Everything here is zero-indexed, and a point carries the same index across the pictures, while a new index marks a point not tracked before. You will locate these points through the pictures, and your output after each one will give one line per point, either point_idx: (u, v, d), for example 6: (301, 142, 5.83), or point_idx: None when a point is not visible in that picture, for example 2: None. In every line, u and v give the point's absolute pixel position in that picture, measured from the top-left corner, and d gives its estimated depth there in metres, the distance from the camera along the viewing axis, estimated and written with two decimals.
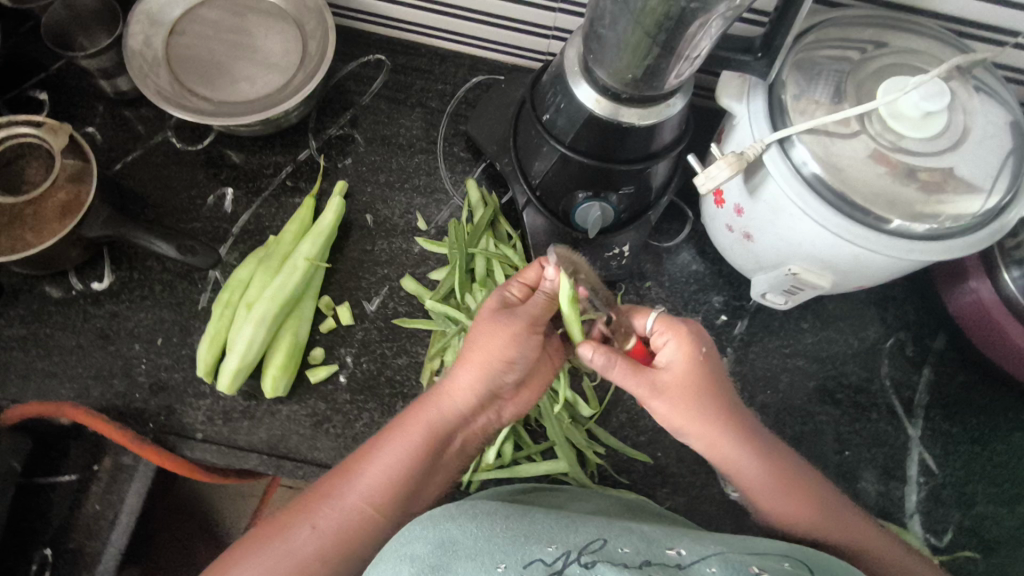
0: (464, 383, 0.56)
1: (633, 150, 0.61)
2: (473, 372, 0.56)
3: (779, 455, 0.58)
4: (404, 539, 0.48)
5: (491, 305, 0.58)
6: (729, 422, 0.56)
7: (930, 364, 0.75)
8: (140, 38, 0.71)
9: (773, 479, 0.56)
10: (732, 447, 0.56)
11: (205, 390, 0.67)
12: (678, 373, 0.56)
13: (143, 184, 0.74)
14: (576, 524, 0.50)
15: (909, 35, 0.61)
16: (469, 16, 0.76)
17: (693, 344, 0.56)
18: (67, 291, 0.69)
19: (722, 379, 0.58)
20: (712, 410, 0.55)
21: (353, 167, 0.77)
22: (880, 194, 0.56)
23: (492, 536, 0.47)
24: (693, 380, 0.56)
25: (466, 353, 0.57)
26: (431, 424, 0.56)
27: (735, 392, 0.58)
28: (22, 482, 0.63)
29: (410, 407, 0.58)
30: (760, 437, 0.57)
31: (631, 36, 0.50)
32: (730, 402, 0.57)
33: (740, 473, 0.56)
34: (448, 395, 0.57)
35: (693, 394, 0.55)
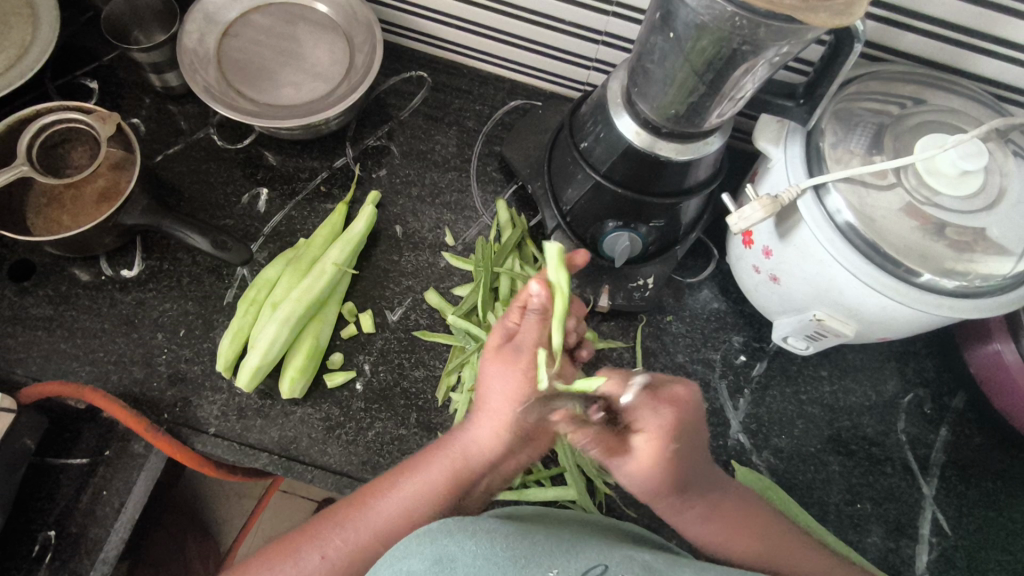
0: (487, 427, 0.52)
1: (669, 185, 0.61)
2: (494, 415, 0.52)
3: (737, 510, 0.56)
4: (400, 552, 0.48)
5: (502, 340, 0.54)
6: (678, 497, 0.53)
7: (948, 424, 0.74)
8: (195, 36, 0.73)
9: (726, 535, 0.55)
10: (679, 511, 0.55)
11: (222, 385, 0.67)
12: (641, 465, 0.50)
13: (180, 178, 0.76)
14: (576, 548, 0.50)
15: (947, 94, 0.61)
16: (514, 41, 0.78)
17: (661, 431, 0.49)
18: (96, 276, 0.70)
19: (689, 459, 0.52)
20: (660, 492, 0.52)
21: (387, 178, 0.78)
22: (912, 248, 0.56)
23: (492, 555, 0.47)
24: (649, 470, 0.50)
25: (491, 395, 0.53)
26: (450, 467, 0.53)
27: (699, 462, 0.53)
28: (33, 461, 0.64)
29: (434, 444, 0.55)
30: (713, 495, 0.55)
31: (678, 72, 0.51)
32: (687, 478, 0.52)
33: (689, 530, 0.56)
34: (471, 437, 0.53)
35: (649, 481, 0.51)
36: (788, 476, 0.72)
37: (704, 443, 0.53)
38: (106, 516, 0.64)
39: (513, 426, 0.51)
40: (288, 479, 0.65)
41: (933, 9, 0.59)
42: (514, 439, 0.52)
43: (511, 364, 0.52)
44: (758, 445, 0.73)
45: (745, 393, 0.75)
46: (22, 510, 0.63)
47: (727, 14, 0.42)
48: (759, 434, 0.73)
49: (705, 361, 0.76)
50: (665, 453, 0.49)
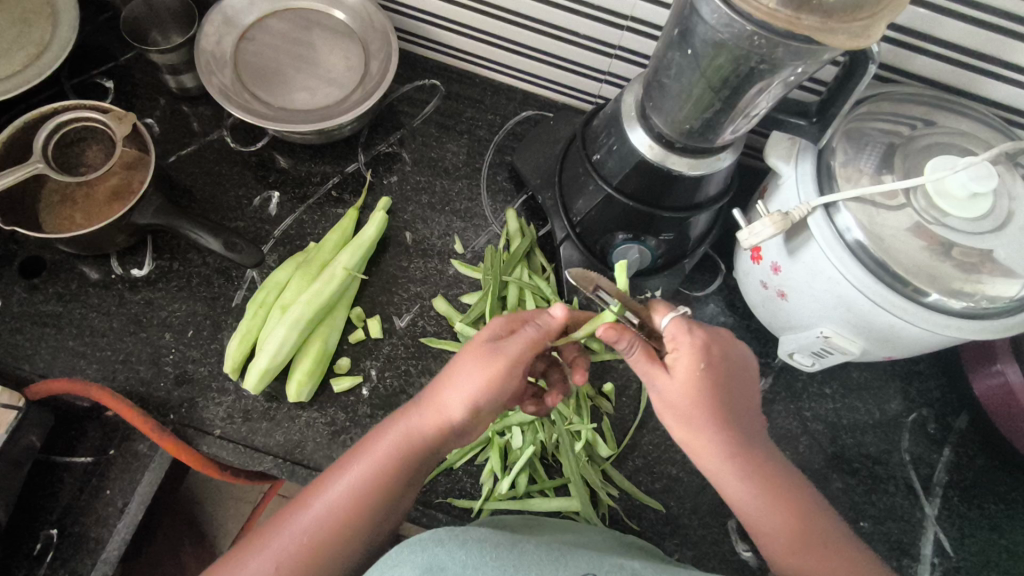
0: (434, 407, 0.54)
1: (679, 199, 0.62)
2: (444, 396, 0.54)
3: (780, 478, 0.56)
4: (392, 560, 0.49)
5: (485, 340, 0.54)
6: (719, 436, 0.54)
7: (951, 444, 0.74)
8: (213, 39, 0.74)
9: (760, 496, 0.54)
10: (717, 461, 0.54)
11: (228, 387, 0.67)
12: (679, 387, 0.53)
13: (193, 178, 0.76)
14: (567, 555, 0.50)
15: (958, 117, 0.62)
16: (528, 52, 0.79)
17: (694, 360, 0.52)
18: (106, 274, 0.70)
19: (727, 395, 0.54)
20: (703, 426, 0.53)
21: (398, 185, 0.79)
22: (920, 267, 0.57)
23: (481, 564, 0.48)
24: (690, 399, 0.53)
25: (446, 381, 0.54)
26: (395, 446, 0.54)
27: (740, 399, 0.55)
28: (38, 457, 0.64)
29: (383, 425, 0.57)
30: (756, 454, 0.55)
31: (695, 87, 0.51)
32: (728, 412, 0.54)
33: (726, 485, 0.55)
34: (415, 418, 0.55)
35: (687, 404, 0.53)
36: None
37: (744, 384, 0.56)
38: (109, 514, 0.64)
39: (462, 411, 0.53)
40: (292, 483, 0.65)
41: (945, 32, 0.59)
42: (458, 421, 0.54)
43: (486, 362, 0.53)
44: None
45: None
46: (26, 507, 0.63)
47: (746, 32, 0.43)
48: None
49: None
50: (701, 380, 0.52)
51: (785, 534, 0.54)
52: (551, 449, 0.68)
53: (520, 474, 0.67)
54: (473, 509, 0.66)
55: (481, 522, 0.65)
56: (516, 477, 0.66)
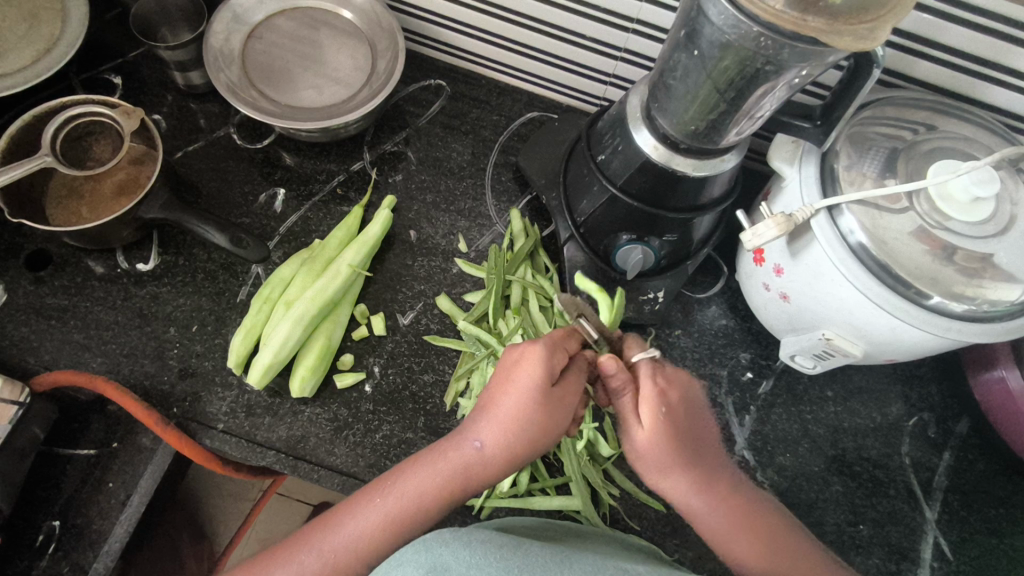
0: (494, 446, 0.54)
1: (683, 200, 0.62)
2: (502, 434, 0.54)
3: (748, 504, 0.56)
4: (396, 561, 0.48)
5: (538, 378, 0.54)
6: (686, 463, 0.55)
7: (951, 448, 0.75)
8: (221, 36, 0.74)
9: (731, 524, 0.54)
10: (686, 488, 0.55)
11: (232, 381, 0.67)
12: (644, 419, 0.55)
13: (199, 175, 0.76)
14: (569, 558, 0.50)
15: (961, 122, 0.62)
16: (534, 54, 0.79)
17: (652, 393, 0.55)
18: (111, 268, 0.70)
19: (684, 429, 0.57)
20: (670, 455, 0.55)
21: (403, 184, 0.79)
22: (922, 270, 0.57)
23: (485, 565, 0.47)
24: (654, 430, 0.55)
25: (503, 418, 0.54)
26: (448, 483, 0.54)
27: (697, 437, 0.58)
28: (41, 449, 0.64)
29: (426, 454, 0.55)
30: (719, 480, 0.57)
31: (700, 89, 0.52)
32: (687, 440, 0.56)
33: (696, 516, 0.55)
34: (471, 455, 0.54)
35: (653, 435, 0.55)
36: (791, 495, 0.72)
37: (698, 427, 0.59)
38: (111, 507, 0.64)
39: (519, 452, 0.54)
40: (294, 478, 0.65)
41: (948, 38, 0.60)
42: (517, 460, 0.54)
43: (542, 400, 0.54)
44: (762, 462, 0.73)
45: (751, 410, 0.75)
46: (28, 499, 0.63)
47: (752, 33, 0.43)
48: (764, 451, 0.73)
49: (712, 376, 0.76)
50: (660, 407, 0.55)
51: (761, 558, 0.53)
52: (553, 448, 0.68)
53: (521, 472, 0.67)
54: (473, 507, 0.66)
55: (482, 520, 0.65)
56: (517, 475, 0.66)
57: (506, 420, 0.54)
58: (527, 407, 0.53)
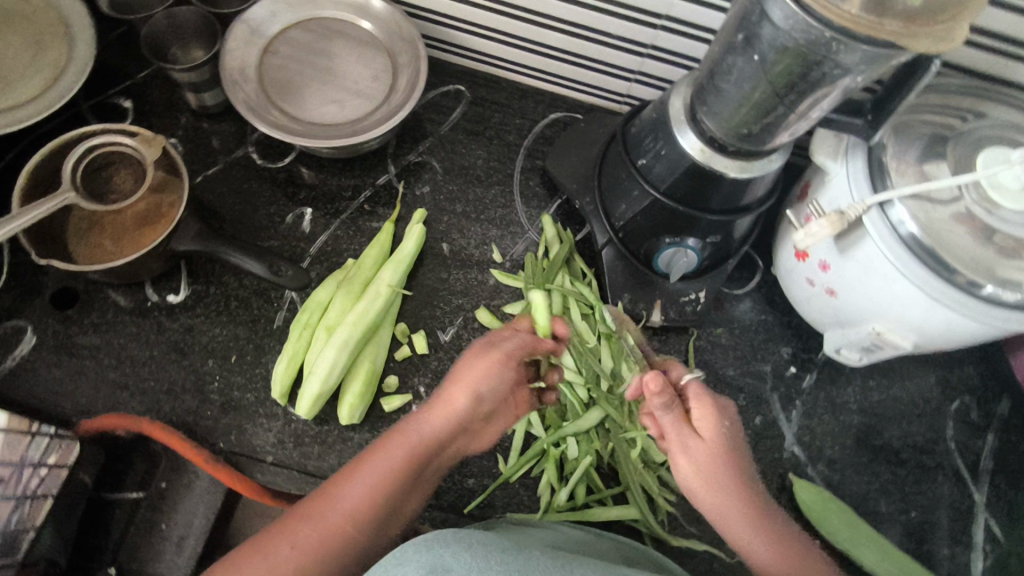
0: (441, 405, 0.60)
1: (727, 202, 0.61)
2: (448, 394, 0.60)
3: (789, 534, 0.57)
4: (395, 560, 0.48)
5: (472, 350, 0.63)
6: (743, 496, 0.58)
7: (995, 430, 0.75)
8: (236, 54, 0.71)
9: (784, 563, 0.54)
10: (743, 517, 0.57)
11: (277, 412, 0.65)
12: (706, 446, 0.59)
13: (222, 198, 0.74)
14: (575, 564, 0.49)
15: (1006, 107, 0.61)
16: (556, 54, 0.77)
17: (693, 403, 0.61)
18: (141, 302, 0.68)
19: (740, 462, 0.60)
20: (726, 481, 0.58)
21: (430, 195, 0.77)
22: (976, 260, 0.56)
23: (488, 566, 0.47)
24: (716, 453, 0.59)
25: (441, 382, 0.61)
26: (411, 444, 0.58)
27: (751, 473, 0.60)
28: (90, 495, 0.62)
29: (383, 436, 0.59)
30: (768, 514, 0.58)
31: (754, 93, 0.51)
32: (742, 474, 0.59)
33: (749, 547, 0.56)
34: (426, 419, 0.59)
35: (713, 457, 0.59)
36: (842, 487, 0.72)
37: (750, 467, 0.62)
38: None
39: (465, 403, 0.60)
40: None
41: (992, 23, 0.59)
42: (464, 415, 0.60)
43: (484, 360, 0.62)
44: (812, 457, 0.73)
45: (796, 404, 0.75)
46: (81, 547, 0.62)
47: (822, 38, 0.42)
48: (813, 445, 0.73)
49: (756, 373, 0.76)
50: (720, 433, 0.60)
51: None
52: (607, 458, 0.68)
53: (579, 484, 0.66)
54: None
55: None
56: (575, 487, 0.66)
57: (448, 381, 0.60)
58: (459, 368, 0.62)
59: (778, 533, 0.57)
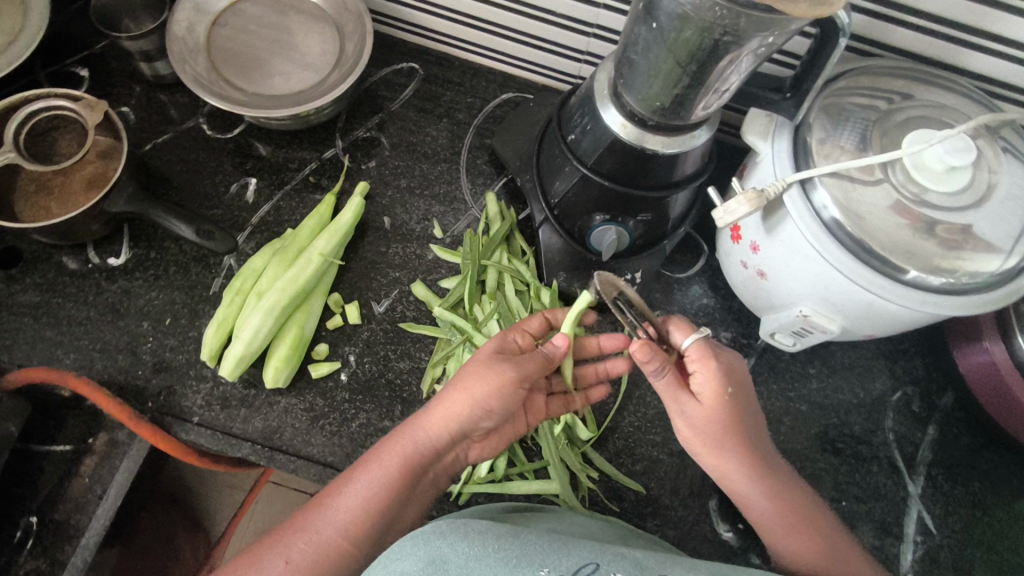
0: (445, 415, 0.57)
1: (655, 178, 0.61)
2: (454, 407, 0.56)
3: (797, 495, 0.57)
4: (396, 554, 0.48)
5: (478, 363, 0.58)
6: (745, 456, 0.57)
7: (936, 422, 0.74)
8: (185, 24, 0.73)
9: (782, 516, 0.56)
10: (743, 477, 0.56)
11: (206, 374, 0.67)
12: (704, 409, 0.57)
13: (169, 166, 0.75)
14: (568, 545, 0.49)
15: (939, 90, 0.60)
16: (506, 33, 0.78)
17: (718, 378, 0.56)
18: (83, 264, 0.70)
19: (744, 415, 0.58)
20: (723, 437, 0.56)
21: (376, 170, 0.78)
22: (897, 244, 0.56)
23: (484, 555, 0.47)
24: (713, 414, 0.56)
25: (453, 390, 0.57)
26: (404, 456, 0.56)
27: (751, 417, 0.58)
28: (16, 447, 0.64)
29: (382, 441, 0.58)
30: (776, 472, 0.58)
31: (664, 63, 0.50)
32: (745, 433, 0.57)
33: (749, 507, 0.57)
34: (423, 429, 0.57)
35: (713, 421, 0.56)
36: None
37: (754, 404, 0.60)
38: (89, 502, 0.65)
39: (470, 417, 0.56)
40: (272, 469, 0.65)
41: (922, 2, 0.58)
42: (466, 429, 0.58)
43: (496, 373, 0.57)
44: None
45: None
46: (7, 496, 0.64)
47: (708, 2, 0.42)
48: None
49: None
50: (724, 398, 0.56)
51: (815, 554, 0.54)
52: (530, 432, 0.68)
53: (499, 457, 0.67)
54: (452, 494, 0.66)
55: (461, 506, 0.65)
56: (495, 459, 0.66)
57: (458, 392, 0.57)
58: (466, 377, 0.58)
59: (784, 490, 0.57)
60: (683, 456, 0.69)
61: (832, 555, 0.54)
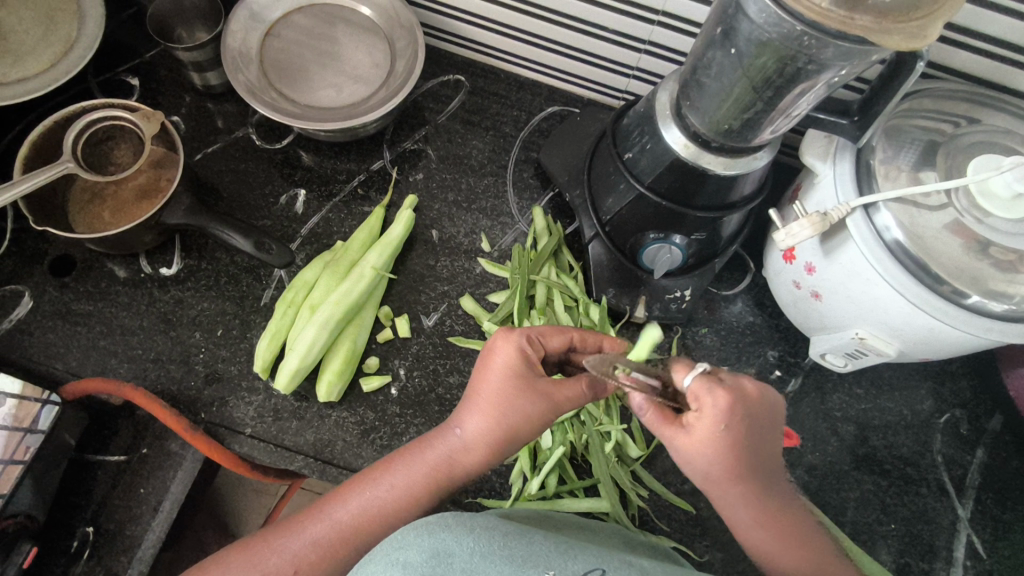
0: (477, 437, 0.53)
1: (713, 199, 0.61)
2: (484, 424, 0.53)
3: (791, 513, 0.54)
4: (397, 543, 0.45)
5: (513, 376, 0.52)
6: (744, 487, 0.51)
7: (984, 446, 0.73)
8: (239, 36, 0.73)
9: (771, 537, 0.53)
10: (739, 505, 0.52)
11: (258, 386, 0.67)
12: (698, 444, 0.50)
13: (219, 176, 0.76)
14: (572, 550, 0.48)
15: (1002, 114, 0.60)
16: (555, 48, 0.78)
17: (718, 418, 0.49)
18: (135, 273, 0.70)
19: (752, 446, 0.51)
20: (724, 474, 0.50)
21: (423, 182, 0.78)
22: (961, 268, 0.56)
23: (489, 553, 0.45)
24: (708, 453, 0.50)
25: (482, 406, 0.53)
26: (432, 475, 0.54)
27: (755, 443, 0.52)
28: (72, 456, 0.65)
29: (409, 448, 0.56)
30: (773, 496, 0.53)
31: (736, 87, 0.50)
32: (750, 466, 0.51)
33: (743, 528, 0.53)
34: (452, 449, 0.54)
35: (710, 460, 0.50)
36: (820, 494, 0.71)
37: (768, 426, 0.53)
38: (142, 512, 0.65)
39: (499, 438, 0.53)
40: (323, 482, 0.65)
41: (991, 27, 0.57)
42: (499, 455, 0.54)
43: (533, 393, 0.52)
44: (791, 462, 0.72)
45: None
46: (62, 504, 0.64)
47: (795, 32, 0.42)
48: (793, 450, 0.73)
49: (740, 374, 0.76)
50: (722, 438, 0.49)
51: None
52: (580, 450, 0.68)
53: (550, 474, 0.66)
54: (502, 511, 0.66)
55: None
56: (546, 477, 0.66)
57: (489, 407, 0.52)
58: (498, 396, 0.53)
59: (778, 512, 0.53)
60: None
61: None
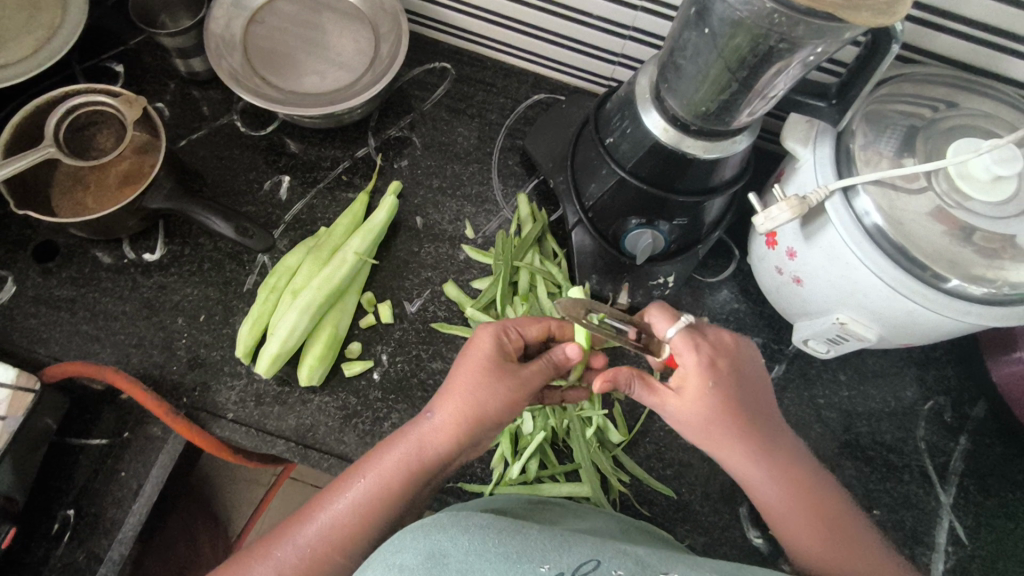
0: (444, 419, 0.53)
1: (694, 183, 0.61)
2: (455, 408, 0.53)
3: (803, 470, 0.55)
4: (393, 547, 0.44)
5: (484, 359, 0.54)
6: (740, 436, 0.53)
7: (968, 433, 0.73)
8: (222, 22, 0.73)
9: (792, 497, 0.53)
10: (742, 456, 0.54)
11: (241, 371, 0.67)
12: (688, 394, 0.53)
13: (203, 163, 0.76)
14: (569, 542, 0.45)
15: (982, 98, 0.60)
16: (540, 34, 0.78)
17: (702, 366, 0.53)
18: (119, 259, 0.70)
19: (740, 392, 0.55)
20: (721, 420, 0.53)
21: (408, 169, 0.78)
22: (940, 253, 0.55)
23: (484, 550, 0.43)
24: (702, 402, 0.53)
25: (452, 390, 0.54)
26: (403, 461, 0.53)
27: (743, 392, 0.55)
28: (54, 440, 0.65)
29: (385, 442, 0.55)
30: (777, 447, 0.55)
31: (712, 68, 0.51)
32: (741, 410, 0.54)
33: (754, 487, 0.54)
34: (421, 437, 0.54)
35: (702, 408, 0.53)
36: None
37: (756, 381, 0.57)
38: (125, 496, 0.65)
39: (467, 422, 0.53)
40: (305, 466, 0.66)
41: (970, 10, 0.57)
42: (468, 437, 0.54)
43: (500, 375, 0.54)
44: None
45: None
46: (45, 488, 0.64)
47: (766, 11, 0.42)
48: None
49: None
50: (710, 381, 0.53)
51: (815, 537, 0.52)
52: (561, 435, 0.68)
53: (531, 459, 0.67)
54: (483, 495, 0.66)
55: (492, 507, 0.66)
56: (527, 462, 0.67)
57: (458, 389, 0.53)
58: (469, 378, 0.54)
59: (789, 465, 0.54)
60: (715, 462, 0.69)
61: (838, 538, 0.52)
